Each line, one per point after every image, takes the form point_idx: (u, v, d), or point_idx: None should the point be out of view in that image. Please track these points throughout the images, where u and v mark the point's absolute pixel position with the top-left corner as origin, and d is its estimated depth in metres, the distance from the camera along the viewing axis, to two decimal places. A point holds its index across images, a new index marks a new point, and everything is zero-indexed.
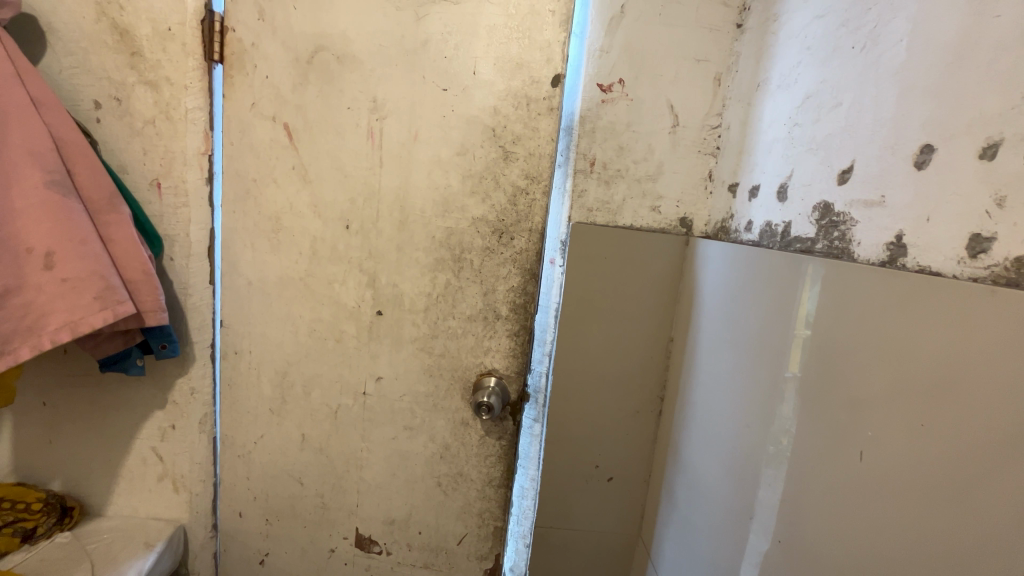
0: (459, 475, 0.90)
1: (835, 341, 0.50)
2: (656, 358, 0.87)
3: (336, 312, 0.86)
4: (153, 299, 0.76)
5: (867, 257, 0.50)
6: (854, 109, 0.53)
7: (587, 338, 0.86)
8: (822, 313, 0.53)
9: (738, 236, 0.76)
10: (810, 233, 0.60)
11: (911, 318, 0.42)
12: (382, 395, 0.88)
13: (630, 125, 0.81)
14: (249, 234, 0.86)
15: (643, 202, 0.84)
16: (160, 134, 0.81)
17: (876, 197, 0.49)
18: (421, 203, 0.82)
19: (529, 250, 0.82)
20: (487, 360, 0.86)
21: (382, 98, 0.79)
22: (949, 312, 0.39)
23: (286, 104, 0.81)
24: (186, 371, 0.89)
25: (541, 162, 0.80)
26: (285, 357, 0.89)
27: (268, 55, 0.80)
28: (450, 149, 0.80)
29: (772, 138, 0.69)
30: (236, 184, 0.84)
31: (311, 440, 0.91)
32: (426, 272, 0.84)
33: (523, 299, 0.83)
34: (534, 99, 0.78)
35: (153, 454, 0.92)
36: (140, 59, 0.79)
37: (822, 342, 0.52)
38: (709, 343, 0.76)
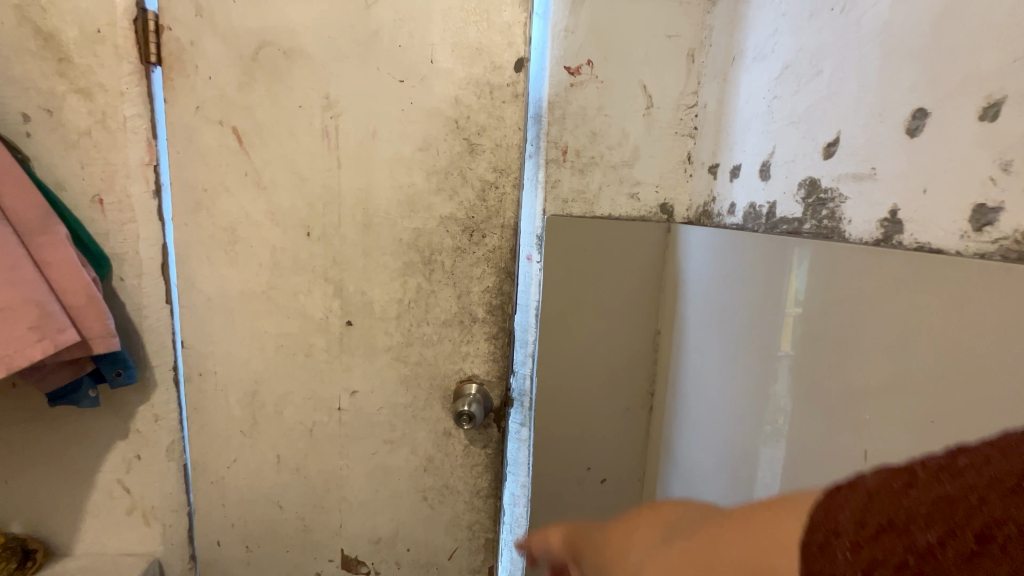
0: (445, 488, 0.85)
1: (830, 330, 0.47)
2: (643, 351, 0.83)
3: (304, 324, 0.81)
4: (99, 325, 0.71)
5: (859, 236, 0.46)
6: (836, 76, 0.49)
7: (570, 336, 0.81)
8: (813, 296, 0.49)
9: (721, 220, 0.72)
10: (796, 213, 0.55)
11: (912, 304, 0.38)
12: (358, 410, 0.83)
13: (602, 109, 0.77)
14: (205, 248, 0.81)
15: (620, 188, 0.79)
16: (98, 146, 0.76)
17: (866, 169, 0.45)
18: (385, 203, 0.76)
19: (504, 248, 0.77)
20: (466, 366, 0.81)
21: (335, 94, 0.74)
22: (952, 294, 0.35)
23: (233, 106, 0.76)
24: (147, 398, 0.84)
25: (509, 153, 0.74)
26: (253, 376, 0.84)
27: (209, 54, 0.75)
28: (412, 144, 0.75)
29: (752, 113, 0.64)
30: (186, 194, 0.79)
31: (287, 460, 0.86)
32: (395, 277, 0.78)
33: (500, 300, 0.78)
34: (497, 86, 0.72)
35: (120, 487, 0.87)
36: (69, 66, 0.73)
37: (815, 331, 0.49)
38: (699, 335, 0.72)
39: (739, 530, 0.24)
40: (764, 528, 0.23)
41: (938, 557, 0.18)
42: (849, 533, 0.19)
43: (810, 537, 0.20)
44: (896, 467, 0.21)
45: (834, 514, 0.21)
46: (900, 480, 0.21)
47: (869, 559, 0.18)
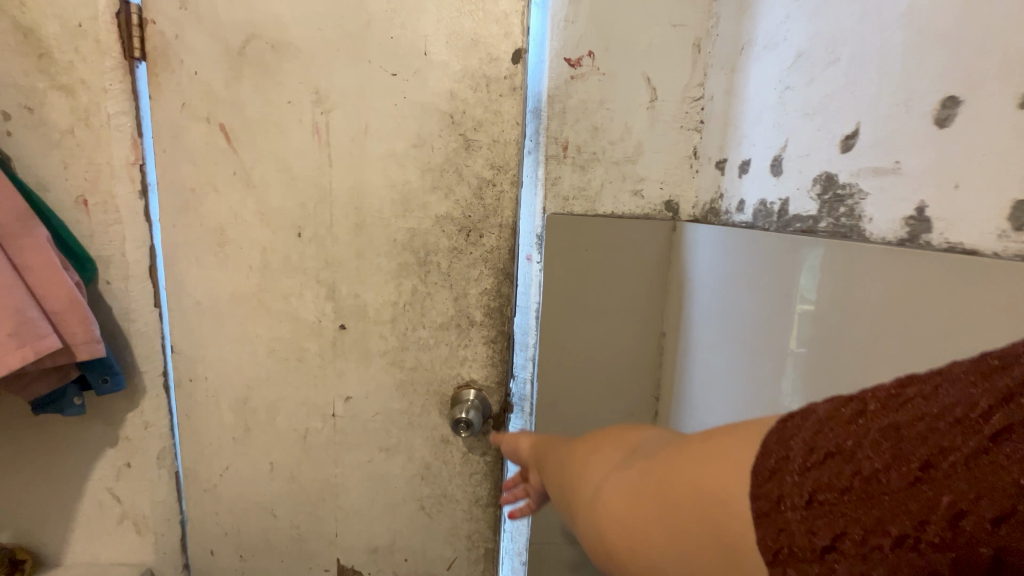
0: (443, 496, 0.82)
1: (838, 333, 0.44)
2: (648, 355, 0.80)
3: (296, 328, 0.79)
4: (83, 330, 0.68)
5: (881, 235, 0.43)
6: (855, 64, 0.46)
7: (571, 339, 0.78)
8: (823, 296, 0.47)
9: (729, 218, 0.69)
10: (811, 210, 0.52)
11: (918, 308, 0.36)
12: (353, 416, 0.80)
13: (604, 102, 0.73)
14: (193, 250, 0.78)
15: (623, 185, 0.76)
16: (82, 145, 0.73)
17: (889, 163, 0.42)
18: (378, 202, 0.73)
19: (502, 248, 0.74)
20: (463, 371, 0.78)
21: (325, 88, 0.71)
22: (959, 305, 0.33)
23: (220, 102, 0.73)
24: (137, 404, 0.82)
25: (507, 149, 0.71)
26: (244, 381, 0.81)
27: (194, 49, 0.72)
28: (405, 140, 0.72)
29: (762, 105, 0.61)
30: (174, 195, 0.76)
31: (280, 468, 0.84)
32: (389, 279, 0.75)
33: (498, 302, 0.76)
34: (493, 78, 0.69)
35: (110, 496, 0.85)
36: (50, 62, 0.71)
37: (823, 333, 0.46)
38: (707, 338, 0.69)
39: (695, 459, 0.27)
40: (721, 459, 0.26)
41: (885, 480, 0.21)
42: (799, 457, 0.24)
43: (764, 461, 0.25)
44: (851, 399, 0.25)
45: (787, 442, 0.25)
46: (851, 408, 0.24)
47: (816, 479, 0.23)
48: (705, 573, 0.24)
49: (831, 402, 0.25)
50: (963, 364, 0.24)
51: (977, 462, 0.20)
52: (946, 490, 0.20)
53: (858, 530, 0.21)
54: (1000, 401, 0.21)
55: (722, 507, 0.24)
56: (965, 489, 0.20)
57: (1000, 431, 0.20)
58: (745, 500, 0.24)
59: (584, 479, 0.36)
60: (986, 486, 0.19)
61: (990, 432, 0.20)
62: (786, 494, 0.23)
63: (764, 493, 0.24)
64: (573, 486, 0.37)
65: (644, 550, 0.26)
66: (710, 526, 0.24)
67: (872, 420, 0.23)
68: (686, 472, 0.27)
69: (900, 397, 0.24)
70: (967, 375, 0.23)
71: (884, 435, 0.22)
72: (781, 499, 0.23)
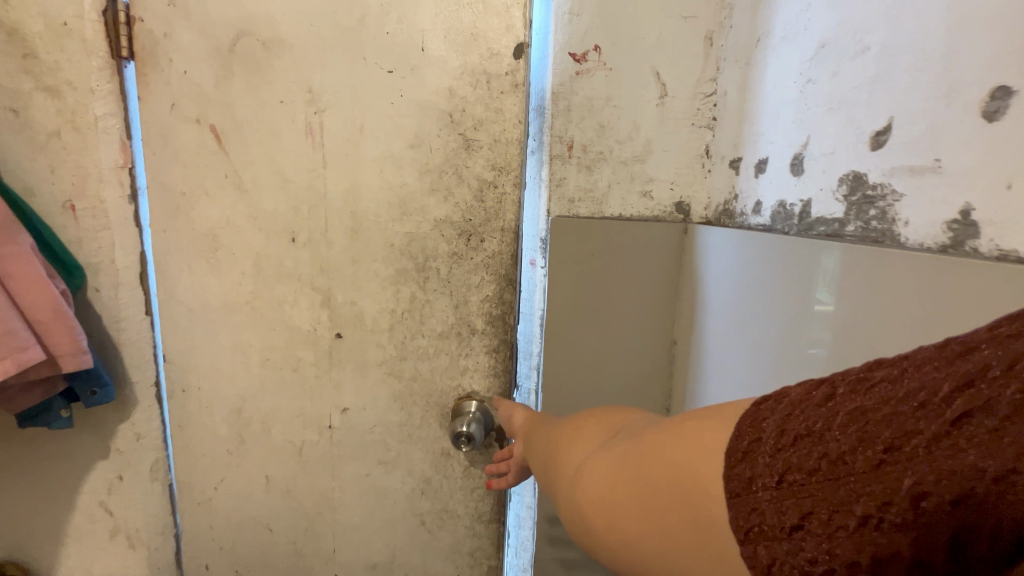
0: (444, 512, 0.79)
1: (859, 344, 0.42)
2: (659, 364, 0.77)
3: (291, 337, 0.76)
4: (70, 340, 0.66)
5: (919, 241, 0.39)
6: (886, 53, 0.42)
7: (578, 348, 0.74)
8: (850, 306, 0.43)
9: (745, 220, 0.65)
10: (836, 213, 0.48)
11: (920, 320, 0.37)
12: (350, 428, 0.77)
13: (611, 99, 0.70)
14: (185, 256, 0.75)
15: (631, 186, 0.72)
16: (68, 148, 0.71)
17: (927, 162, 0.38)
18: (374, 205, 0.70)
19: (504, 253, 0.70)
20: (465, 381, 0.75)
21: (318, 87, 0.68)
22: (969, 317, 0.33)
23: (210, 102, 0.70)
24: (128, 415, 0.80)
25: (509, 149, 0.68)
26: (238, 392, 0.79)
27: (184, 47, 0.69)
28: (402, 141, 0.68)
29: (781, 100, 0.57)
30: (164, 199, 0.73)
31: (276, 481, 0.81)
32: (387, 285, 0.72)
33: (501, 310, 0.72)
34: (494, 75, 0.66)
35: (102, 510, 0.82)
36: (34, 62, 0.68)
37: (845, 345, 0.44)
38: (721, 348, 0.65)
39: (671, 445, 0.34)
40: (695, 444, 0.33)
41: (848, 462, 0.26)
42: (772, 439, 0.29)
43: (738, 443, 0.30)
44: (823, 383, 0.29)
45: (762, 425, 0.30)
46: (822, 392, 0.29)
47: (785, 461, 0.28)
48: (687, 540, 0.30)
49: (806, 387, 0.30)
50: (928, 349, 0.28)
51: (939, 442, 0.24)
52: (907, 470, 0.24)
53: (823, 502, 0.26)
54: (961, 386, 0.24)
55: (701, 492, 0.30)
56: (928, 469, 0.23)
57: (961, 415, 0.24)
58: (716, 476, 0.30)
59: (566, 462, 0.45)
60: (942, 462, 0.23)
61: (950, 417, 0.24)
62: (759, 474, 0.28)
63: (736, 476, 0.29)
64: (557, 467, 0.47)
65: (627, 521, 0.34)
66: (686, 500, 0.31)
67: (840, 403, 0.28)
68: (662, 455, 0.34)
69: (867, 381, 0.28)
70: (932, 360, 0.27)
71: (852, 418, 0.27)
72: (753, 480, 0.28)
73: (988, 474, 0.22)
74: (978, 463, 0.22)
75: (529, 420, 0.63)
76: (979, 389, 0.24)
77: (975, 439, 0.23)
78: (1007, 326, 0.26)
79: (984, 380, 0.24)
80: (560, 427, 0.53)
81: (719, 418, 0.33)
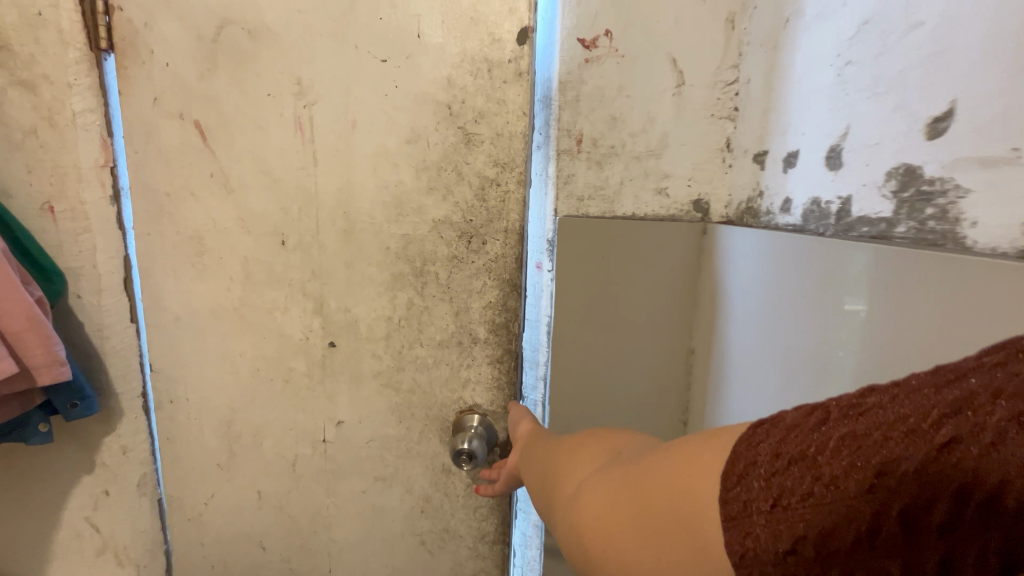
0: (445, 531, 0.74)
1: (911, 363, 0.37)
2: (676, 374, 0.71)
3: (282, 346, 0.71)
4: (45, 352, 0.62)
5: (991, 245, 0.33)
6: (945, 27, 0.36)
7: (588, 358, 0.69)
8: (900, 319, 0.38)
9: (772, 220, 0.59)
10: (882, 211, 0.43)
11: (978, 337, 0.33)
12: (345, 442, 0.73)
13: (623, 88, 0.64)
14: (169, 260, 0.71)
15: (645, 183, 0.67)
16: (46, 146, 0.67)
17: (1001, 152, 0.33)
18: (368, 206, 0.66)
19: (508, 256, 0.65)
20: (466, 394, 0.70)
21: (307, 79, 0.63)
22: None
23: (194, 96, 0.66)
24: (114, 428, 0.76)
25: (512, 144, 0.63)
26: (227, 404, 0.74)
27: (165, 37, 0.64)
28: (397, 136, 0.63)
29: (814, 86, 0.51)
30: (147, 200, 0.69)
31: (268, 497, 0.77)
32: (382, 291, 0.68)
33: (505, 317, 0.67)
34: (496, 63, 0.61)
35: (88, 526, 0.79)
36: (8, 56, 0.64)
37: (890, 362, 0.39)
38: (746, 360, 0.60)
39: (675, 463, 0.30)
40: (699, 462, 0.29)
41: (842, 486, 0.23)
42: (766, 464, 0.26)
43: (732, 467, 0.27)
44: (818, 406, 0.26)
45: (757, 448, 0.27)
46: (816, 417, 0.26)
47: (778, 485, 0.24)
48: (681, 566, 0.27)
49: (801, 411, 0.27)
50: (919, 377, 0.25)
51: (934, 464, 0.21)
52: (899, 495, 0.22)
53: (812, 528, 0.23)
54: (950, 412, 0.22)
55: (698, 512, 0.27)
56: (917, 492, 0.21)
57: (950, 440, 0.21)
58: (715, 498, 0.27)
59: (564, 480, 0.41)
60: (936, 485, 0.21)
61: (941, 441, 0.21)
62: (755, 498, 0.25)
63: (731, 498, 0.26)
64: (553, 486, 0.42)
65: (625, 545, 0.30)
66: (685, 522, 0.27)
67: (834, 427, 0.24)
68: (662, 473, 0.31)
69: (860, 406, 0.25)
70: (924, 387, 0.24)
71: (845, 443, 0.23)
72: (748, 505, 0.25)
73: (977, 497, 0.20)
74: (967, 485, 0.20)
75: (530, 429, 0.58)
76: (967, 415, 0.21)
77: (969, 463, 0.20)
78: (997, 357, 0.24)
79: (970, 408, 0.22)
80: (556, 442, 0.50)
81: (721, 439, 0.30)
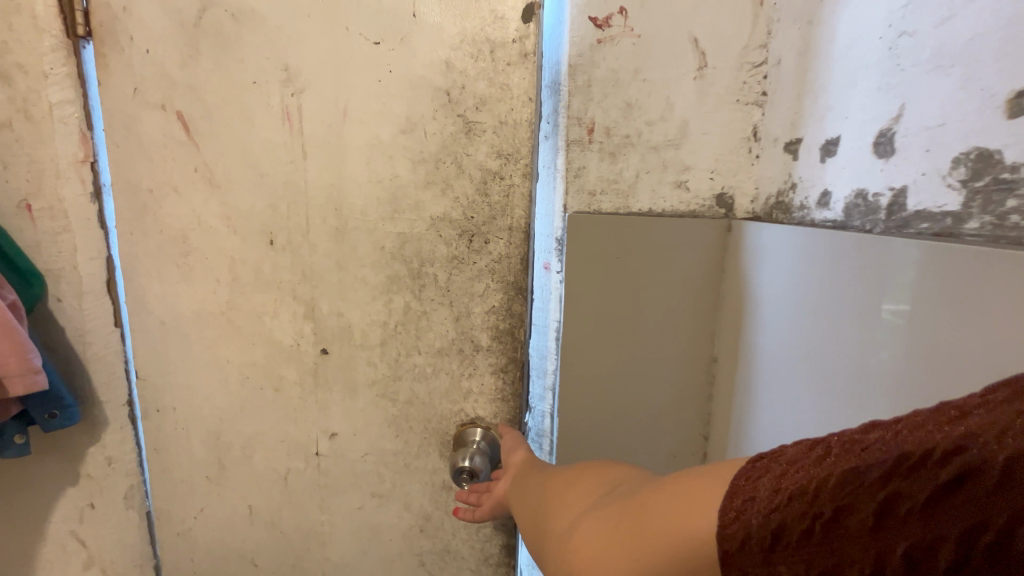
0: (446, 552, 0.69)
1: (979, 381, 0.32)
2: (696, 384, 0.66)
3: (272, 353, 0.67)
4: (18, 361, 0.58)
5: None
6: None
7: (599, 368, 0.63)
8: (957, 334, 0.34)
9: (807, 216, 0.53)
10: (946, 204, 0.37)
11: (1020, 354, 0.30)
12: (339, 456, 0.68)
13: (639, 72, 0.58)
14: (153, 261, 0.66)
15: (664, 176, 0.61)
16: (21, 140, 0.63)
17: None
18: (361, 202, 0.61)
19: (512, 256, 0.60)
20: (468, 406, 0.65)
21: (295, 64, 0.58)
22: None
23: (176, 85, 0.61)
24: (98, 438, 0.72)
25: (517, 133, 0.57)
26: (216, 414, 0.70)
27: (144, 21, 0.59)
28: (392, 126, 0.58)
29: (859, 63, 0.45)
30: (128, 197, 0.65)
31: (260, 512, 0.72)
32: (377, 295, 0.63)
33: (510, 323, 0.62)
34: (498, 44, 0.55)
35: (74, 540, 0.75)
36: None
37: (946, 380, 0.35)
38: (773, 371, 0.54)
39: (668, 499, 0.28)
40: (693, 499, 0.27)
41: (844, 525, 0.20)
42: (765, 498, 0.23)
43: (731, 501, 0.24)
44: (816, 442, 0.24)
45: (757, 482, 0.24)
46: (817, 452, 0.23)
47: (777, 522, 0.22)
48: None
49: (802, 446, 0.24)
50: (923, 414, 0.23)
51: (942, 502, 0.19)
52: (903, 535, 0.19)
53: (811, 569, 0.21)
54: (953, 449, 0.19)
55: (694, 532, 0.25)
56: (923, 533, 0.19)
57: (956, 478, 0.19)
58: (712, 531, 0.24)
59: (559, 516, 0.38)
60: (941, 525, 0.18)
61: (946, 479, 0.19)
62: (751, 535, 0.23)
63: (730, 534, 0.23)
64: (549, 523, 0.39)
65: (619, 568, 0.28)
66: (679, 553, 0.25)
67: (836, 461, 0.22)
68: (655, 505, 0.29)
69: (863, 442, 0.22)
70: (927, 422, 0.21)
71: (846, 478, 0.21)
72: (746, 540, 0.23)
73: (984, 538, 0.18)
74: (972, 526, 0.18)
75: (523, 463, 0.54)
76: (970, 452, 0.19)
77: (974, 503, 0.18)
78: (1002, 395, 0.22)
79: (970, 445, 0.19)
80: (546, 478, 0.46)
81: (717, 471, 0.27)
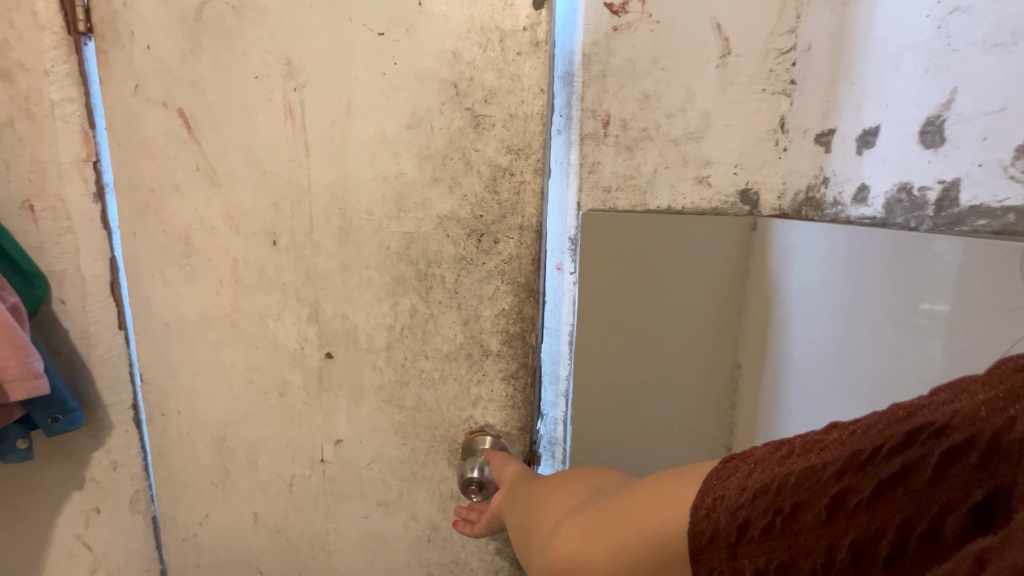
0: (454, 564, 0.66)
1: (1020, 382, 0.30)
2: (720, 390, 0.62)
3: (276, 357, 0.65)
4: (19, 364, 0.57)
5: None
6: None
7: (613, 374, 0.60)
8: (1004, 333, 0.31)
9: (840, 213, 0.49)
10: (1007, 199, 0.33)
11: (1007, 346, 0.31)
12: (344, 462, 0.66)
13: (658, 61, 0.55)
14: (156, 262, 0.65)
15: (684, 171, 0.57)
16: (23, 139, 0.61)
17: None
18: (365, 200, 0.58)
19: (524, 255, 0.57)
20: (477, 413, 0.62)
21: (297, 58, 0.56)
22: None
23: (177, 82, 0.59)
24: (102, 442, 0.71)
25: (528, 127, 0.54)
26: (220, 418, 0.68)
27: (145, 17, 0.58)
28: (397, 121, 0.56)
29: (902, 45, 0.41)
30: (131, 197, 0.63)
31: (265, 519, 0.70)
32: (383, 297, 0.60)
33: (521, 327, 0.59)
34: (508, 32, 0.52)
35: (80, 544, 0.74)
36: None
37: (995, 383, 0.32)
38: (799, 377, 0.51)
39: (636, 500, 0.30)
40: (661, 499, 0.28)
41: (802, 520, 0.22)
42: (733, 496, 0.25)
43: (701, 500, 0.26)
44: (784, 442, 0.26)
45: (728, 482, 0.26)
46: (781, 453, 0.25)
47: (742, 518, 0.24)
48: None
49: (770, 446, 0.26)
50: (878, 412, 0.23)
51: (885, 495, 0.20)
52: (852, 525, 0.21)
53: (771, 564, 0.23)
54: (901, 443, 0.21)
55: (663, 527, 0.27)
56: (867, 525, 0.21)
57: (899, 472, 0.20)
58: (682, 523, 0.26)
59: (540, 523, 0.38)
60: (882, 518, 0.20)
61: (890, 474, 0.20)
62: (719, 531, 0.25)
63: (699, 530, 0.25)
64: (534, 531, 0.38)
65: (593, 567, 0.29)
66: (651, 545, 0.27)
67: (795, 461, 0.24)
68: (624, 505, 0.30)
69: (822, 442, 0.24)
70: (877, 420, 0.23)
71: (805, 476, 0.23)
72: (714, 536, 0.25)
73: (919, 529, 0.20)
74: (909, 517, 0.20)
75: (517, 474, 0.52)
76: (916, 448, 0.20)
77: (911, 496, 0.20)
78: (944, 394, 0.22)
79: (916, 441, 0.20)
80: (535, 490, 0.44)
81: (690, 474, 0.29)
